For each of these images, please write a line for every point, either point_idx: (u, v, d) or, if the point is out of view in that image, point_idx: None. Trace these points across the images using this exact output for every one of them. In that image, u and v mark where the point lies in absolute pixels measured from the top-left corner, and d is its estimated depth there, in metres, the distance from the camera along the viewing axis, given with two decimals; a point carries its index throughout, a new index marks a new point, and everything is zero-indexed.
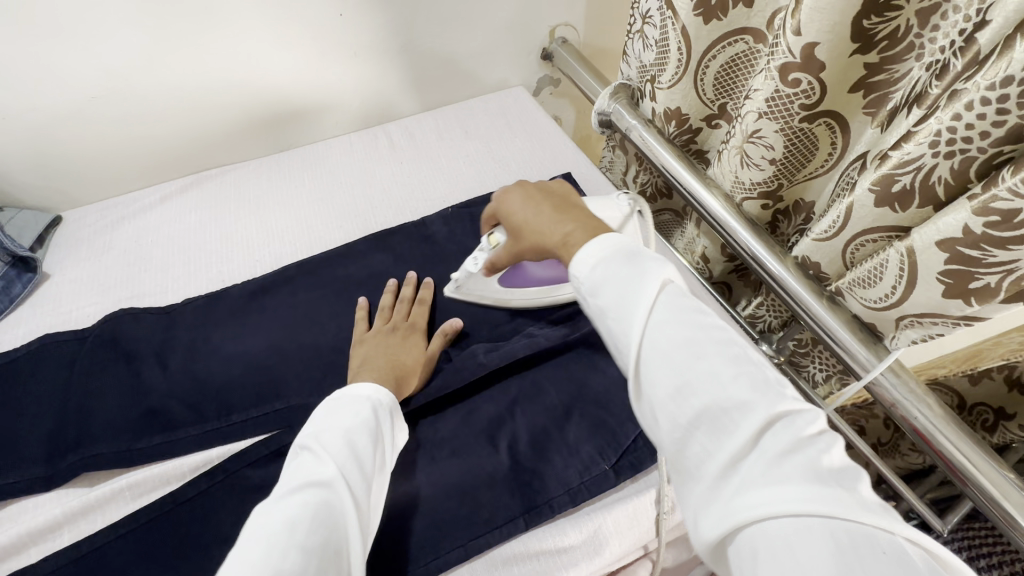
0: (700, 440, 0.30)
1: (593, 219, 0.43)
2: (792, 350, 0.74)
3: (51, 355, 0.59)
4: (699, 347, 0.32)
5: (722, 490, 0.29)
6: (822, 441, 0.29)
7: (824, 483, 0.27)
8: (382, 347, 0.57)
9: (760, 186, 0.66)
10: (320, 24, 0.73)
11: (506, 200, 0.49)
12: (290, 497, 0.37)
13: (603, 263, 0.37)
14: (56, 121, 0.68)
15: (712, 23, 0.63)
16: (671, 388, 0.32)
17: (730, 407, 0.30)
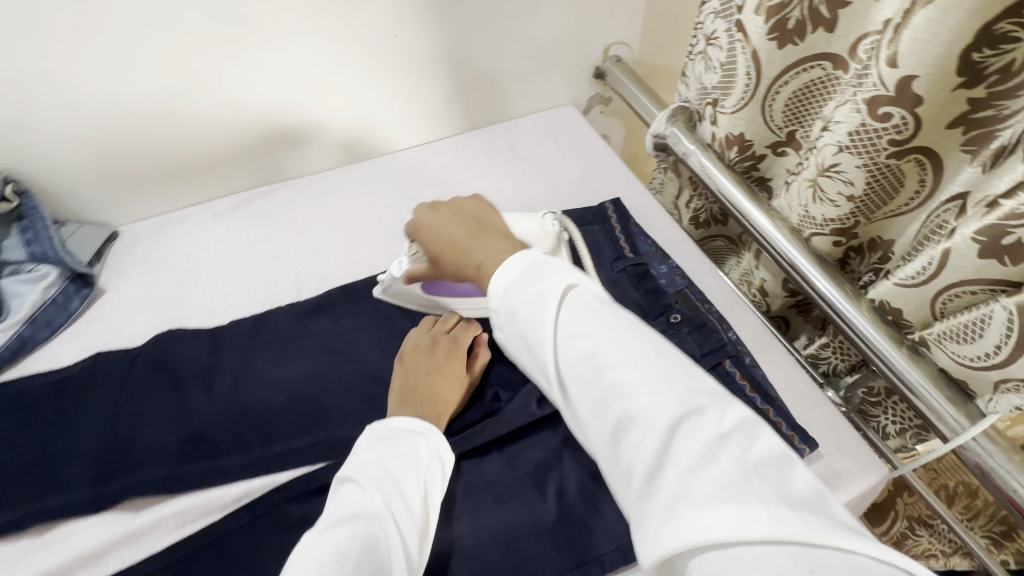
0: (622, 452, 0.33)
1: (503, 239, 0.48)
2: (862, 400, 0.69)
3: (103, 374, 0.59)
4: (602, 358, 0.35)
5: (650, 506, 0.31)
6: (737, 439, 0.31)
7: (744, 498, 0.28)
8: (425, 367, 0.56)
9: (833, 222, 0.61)
10: (375, 45, 0.73)
11: (423, 224, 0.53)
12: (336, 532, 0.39)
13: (512, 284, 0.41)
14: (117, 139, 0.69)
15: (787, 47, 0.59)
16: (590, 404, 0.36)
17: (640, 420, 0.33)
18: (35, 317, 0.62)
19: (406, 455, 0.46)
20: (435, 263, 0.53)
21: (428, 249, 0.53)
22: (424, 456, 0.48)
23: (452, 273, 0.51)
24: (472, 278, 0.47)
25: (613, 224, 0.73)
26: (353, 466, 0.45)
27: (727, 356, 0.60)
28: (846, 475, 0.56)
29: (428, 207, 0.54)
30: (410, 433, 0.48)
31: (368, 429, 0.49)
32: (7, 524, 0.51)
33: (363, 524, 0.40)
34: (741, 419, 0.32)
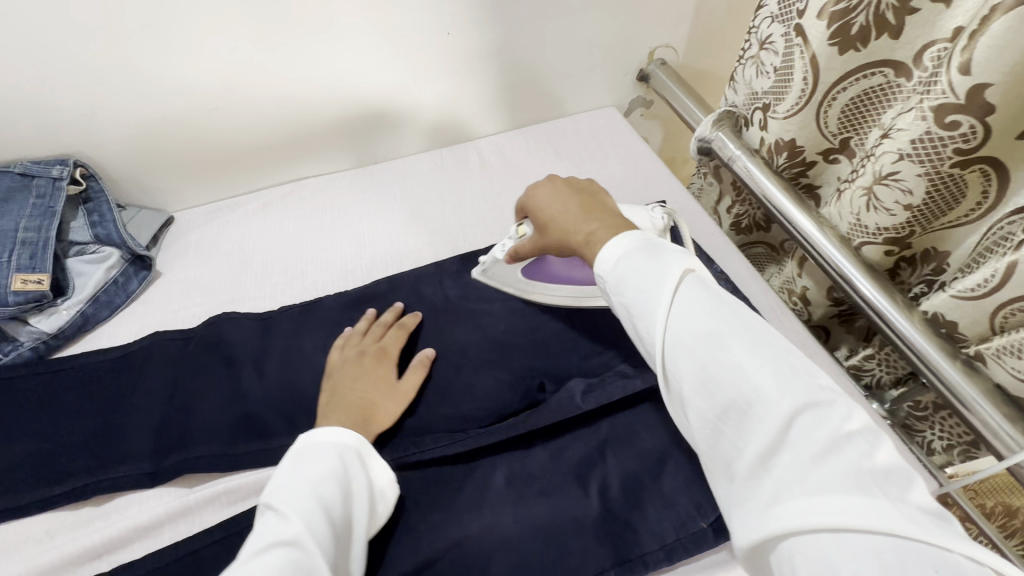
0: (729, 434, 0.33)
1: (617, 217, 0.47)
2: (907, 414, 0.68)
3: (160, 352, 0.61)
4: (718, 338, 0.34)
5: (758, 488, 0.30)
6: (862, 437, 0.30)
7: (867, 491, 0.27)
8: (355, 378, 0.56)
9: (886, 232, 0.60)
10: (428, 42, 0.74)
11: (540, 194, 0.52)
12: (256, 561, 0.35)
13: (624, 257, 0.41)
14: (178, 126, 0.70)
15: (848, 53, 0.58)
16: (697, 381, 0.34)
17: (761, 403, 0.31)
18: (97, 296, 0.65)
19: (334, 470, 0.44)
20: (543, 234, 0.53)
21: (539, 219, 0.52)
22: (350, 471, 0.46)
23: (559, 246, 0.51)
24: (577, 248, 0.47)
25: None
26: (271, 492, 0.42)
27: None
28: None
29: (548, 178, 0.54)
30: (331, 450, 0.46)
31: (290, 451, 0.47)
32: (70, 493, 0.53)
33: (286, 550, 0.36)
34: (866, 420, 0.31)
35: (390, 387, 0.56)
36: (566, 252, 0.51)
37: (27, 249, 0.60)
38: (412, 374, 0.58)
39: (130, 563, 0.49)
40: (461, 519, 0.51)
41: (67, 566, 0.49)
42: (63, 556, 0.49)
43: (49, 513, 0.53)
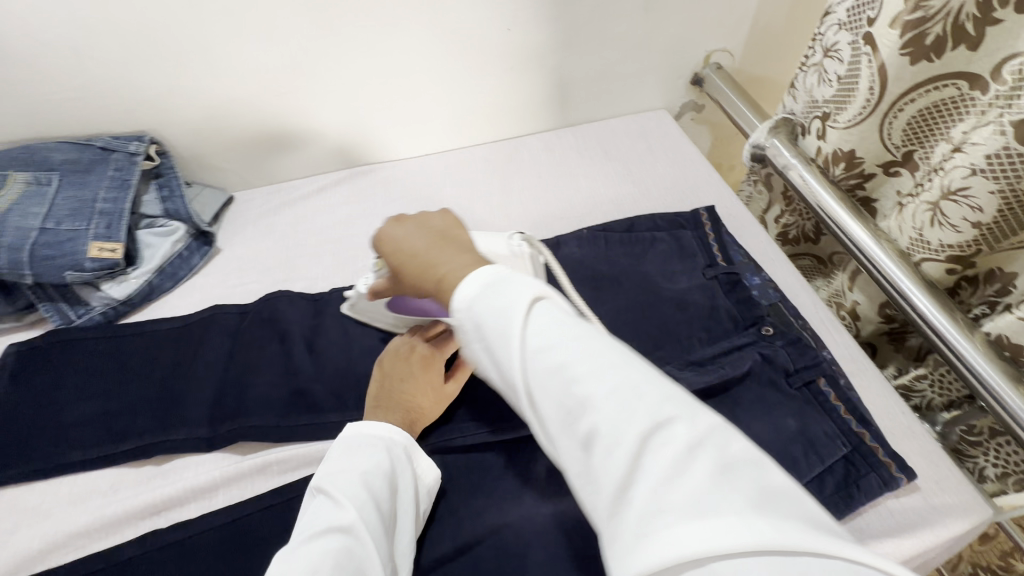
0: (590, 471, 0.29)
1: (470, 252, 0.40)
2: (960, 438, 0.66)
3: (219, 324, 0.64)
4: (569, 368, 0.30)
5: (619, 529, 0.27)
6: (712, 443, 0.27)
7: (720, 506, 0.25)
8: (403, 378, 0.54)
9: (950, 249, 0.58)
10: (489, 38, 0.75)
11: (384, 236, 0.45)
12: (310, 546, 0.39)
13: (475, 295, 0.34)
14: (246, 109, 0.73)
15: (920, 64, 0.56)
16: (558, 420, 0.30)
17: (614, 438, 0.28)
18: (163, 267, 0.68)
19: (384, 464, 0.46)
20: (399, 278, 0.45)
21: (390, 264, 0.44)
22: (399, 465, 0.48)
23: (417, 291, 0.43)
24: (435, 295, 0.40)
25: (707, 233, 0.73)
26: (324, 476, 0.45)
27: (822, 374, 0.59)
28: (945, 511, 0.54)
29: (393, 218, 0.47)
30: (383, 440, 0.49)
31: (342, 434, 0.49)
32: (133, 451, 0.56)
33: (337, 539, 0.39)
34: (716, 420, 0.28)
35: (437, 391, 0.55)
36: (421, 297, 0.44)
37: (105, 220, 0.64)
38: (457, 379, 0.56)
39: (186, 522, 0.52)
40: (503, 505, 0.52)
41: (130, 519, 0.52)
42: (125, 510, 0.52)
43: (113, 469, 0.56)
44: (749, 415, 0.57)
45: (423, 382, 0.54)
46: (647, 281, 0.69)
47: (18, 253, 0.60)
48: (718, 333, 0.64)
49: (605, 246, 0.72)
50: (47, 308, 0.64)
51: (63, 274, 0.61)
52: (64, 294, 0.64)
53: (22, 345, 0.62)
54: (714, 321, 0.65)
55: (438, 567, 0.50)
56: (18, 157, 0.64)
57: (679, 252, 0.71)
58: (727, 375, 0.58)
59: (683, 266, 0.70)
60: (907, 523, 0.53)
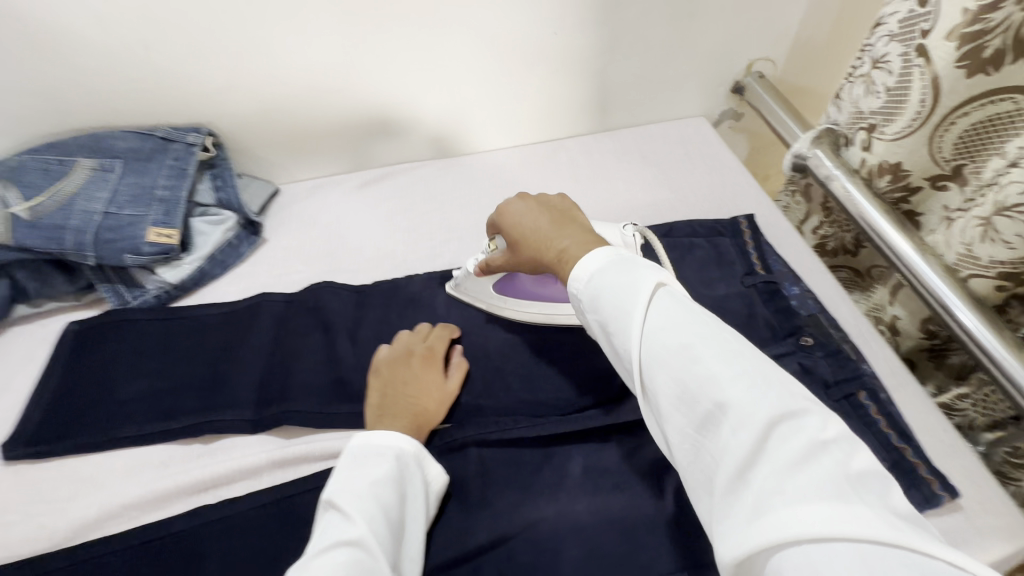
0: (708, 447, 0.31)
1: (588, 233, 0.47)
2: (1003, 460, 0.65)
3: (265, 312, 0.66)
4: (692, 349, 0.33)
5: (735, 503, 0.29)
6: (836, 447, 0.29)
7: (844, 498, 0.27)
8: (404, 378, 0.57)
9: (1002, 265, 0.57)
10: (535, 41, 0.76)
11: (511, 211, 0.53)
12: (324, 557, 0.39)
13: (602, 274, 0.40)
14: (296, 105, 0.75)
15: (976, 77, 0.55)
16: (675, 396, 0.33)
17: (738, 417, 0.30)
18: (214, 255, 0.70)
19: (392, 474, 0.47)
20: (518, 250, 0.53)
21: (513, 237, 0.53)
22: (406, 474, 0.49)
23: (531, 261, 0.51)
24: (549, 264, 0.47)
25: (745, 242, 0.72)
26: (333, 490, 0.45)
27: (862, 388, 0.58)
28: (987, 533, 0.53)
29: (519, 196, 0.55)
30: (393, 450, 0.49)
31: (352, 446, 0.49)
32: (182, 429, 0.58)
33: (351, 550, 0.40)
34: (838, 427, 0.31)
35: (439, 387, 0.58)
36: (537, 268, 0.51)
37: (162, 207, 0.67)
38: (455, 377, 0.59)
39: (231, 500, 0.53)
40: (538, 502, 0.52)
41: (180, 493, 0.54)
42: (177, 484, 0.54)
43: (162, 445, 0.58)
44: None
45: (423, 378, 0.57)
46: (685, 286, 0.69)
47: (83, 236, 0.63)
48: (755, 341, 0.63)
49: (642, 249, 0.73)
50: (105, 288, 0.67)
51: (123, 257, 0.64)
52: (122, 276, 0.67)
53: (81, 322, 0.65)
54: (752, 329, 0.64)
55: (472, 557, 0.50)
56: (86, 143, 0.67)
57: (717, 259, 0.72)
58: None
59: (721, 273, 0.70)
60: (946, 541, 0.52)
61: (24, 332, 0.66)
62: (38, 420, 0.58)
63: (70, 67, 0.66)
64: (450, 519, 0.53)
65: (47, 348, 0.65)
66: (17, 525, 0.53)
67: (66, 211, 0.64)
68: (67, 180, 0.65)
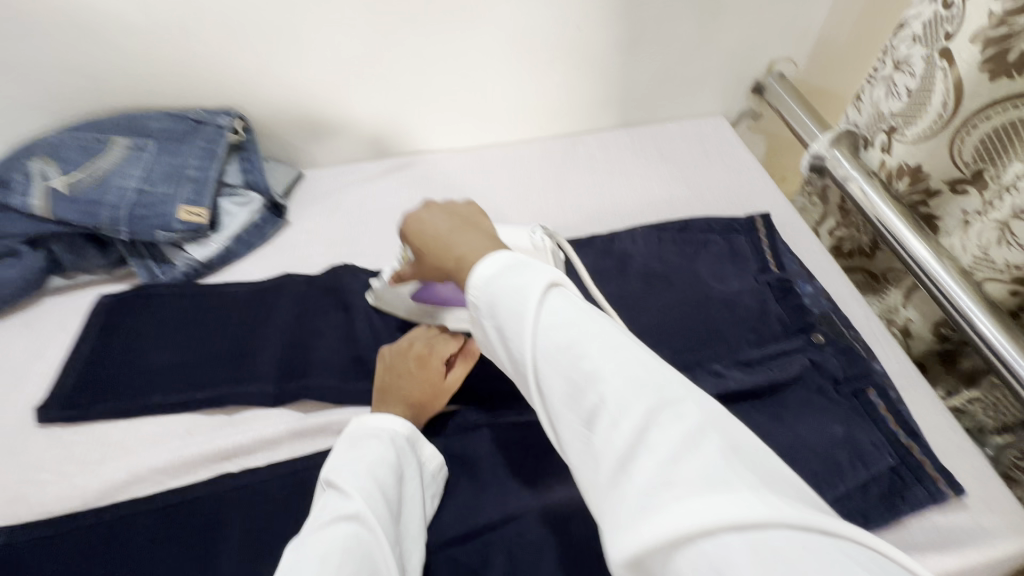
0: (595, 444, 0.30)
1: (490, 237, 0.44)
2: (1010, 464, 0.65)
3: (288, 291, 0.68)
4: (578, 347, 0.32)
5: (618, 499, 0.28)
6: (718, 427, 0.28)
7: (731, 483, 0.26)
8: (401, 373, 0.55)
9: (1017, 269, 0.58)
10: (558, 36, 0.77)
11: (412, 221, 0.48)
12: (321, 533, 0.41)
13: (496, 276, 0.37)
14: (323, 92, 0.77)
15: (998, 81, 0.55)
16: (564, 395, 0.32)
17: (619, 410, 0.29)
18: (239, 234, 0.73)
19: (388, 454, 0.48)
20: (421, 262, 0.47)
21: (413, 246, 0.48)
22: (403, 455, 0.50)
23: (436, 273, 0.46)
24: (453, 273, 0.43)
25: (760, 239, 0.73)
26: (331, 470, 0.47)
27: (872, 385, 0.59)
28: (991, 532, 0.53)
29: (422, 206, 0.50)
30: (388, 432, 0.50)
31: (350, 429, 0.51)
32: (206, 399, 0.60)
33: (351, 524, 0.41)
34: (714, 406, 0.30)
35: (437, 386, 0.55)
36: (442, 278, 0.47)
37: (193, 186, 0.69)
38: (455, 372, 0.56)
39: (253, 468, 0.55)
40: (549, 482, 0.54)
41: (204, 461, 0.57)
42: (202, 452, 0.57)
43: (187, 415, 0.60)
44: (795, 418, 0.57)
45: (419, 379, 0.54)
46: (699, 280, 0.70)
47: (118, 211, 0.66)
48: (767, 336, 0.65)
49: (657, 243, 0.74)
50: (136, 263, 0.69)
51: (154, 233, 0.67)
52: (153, 252, 0.70)
53: (112, 296, 0.67)
54: (765, 324, 0.65)
55: (482, 533, 0.52)
56: (123, 123, 0.70)
57: (731, 255, 0.72)
58: (776, 377, 0.59)
59: (735, 269, 0.71)
60: (949, 538, 0.53)
61: (57, 302, 0.69)
62: (70, 386, 0.60)
63: (110, 48, 0.68)
64: (462, 496, 0.54)
65: (79, 318, 0.67)
66: (50, 484, 0.55)
67: (102, 187, 0.66)
68: (104, 158, 0.68)
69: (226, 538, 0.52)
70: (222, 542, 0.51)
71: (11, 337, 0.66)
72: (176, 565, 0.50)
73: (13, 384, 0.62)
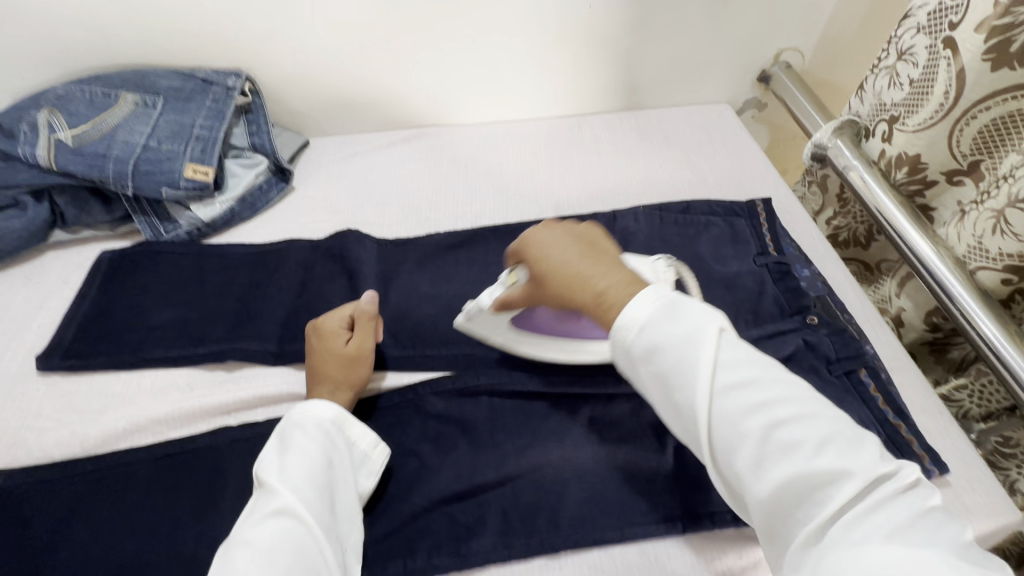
0: (793, 508, 0.35)
1: (620, 267, 0.45)
2: (993, 448, 0.68)
3: (292, 255, 0.68)
4: (769, 414, 0.37)
5: (809, 555, 0.33)
6: (912, 497, 0.33)
7: (915, 544, 0.31)
8: (309, 353, 0.58)
9: (1010, 258, 0.59)
10: (569, 12, 0.77)
11: (534, 245, 0.47)
12: (253, 533, 0.41)
13: (652, 322, 0.41)
14: (331, 57, 0.76)
15: (1000, 71, 0.56)
16: (752, 456, 0.37)
17: (817, 479, 0.34)
18: (245, 197, 0.73)
19: (315, 445, 0.48)
20: (538, 283, 0.47)
21: (534, 272, 0.47)
22: (332, 442, 0.50)
23: (559, 300, 0.46)
24: (589, 307, 0.43)
25: (760, 223, 0.74)
26: (262, 466, 0.46)
27: (863, 365, 0.60)
28: (973, 510, 0.55)
29: (540, 224, 0.49)
30: (313, 423, 0.50)
31: (280, 424, 0.51)
32: (207, 355, 0.60)
33: (281, 520, 0.42)
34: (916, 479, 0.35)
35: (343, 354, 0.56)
36: (562, 307, 0.46)
37: (200, 145, 0.69)
38: (359, 338, 0.57)
39: (251, 423, 0.56)
40: (545, 447, 0.54)
41: (204, 414, 0.57)
42: (203, 406, 0.57)
43: (188, 371, 0.60)
44: None
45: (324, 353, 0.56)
46: (698, 261, 0.70)
47: (124, 166, 0.66)
48: (763, 316, 0.66)
49: (660, 223, 0.74)
50: (140, 220, 0.70)
51: (160, 190, 0.67)
52: (157, 210, 0.70)
53: (115, 252, 0.67)
54: (762, 305, 0.66)
55: (478, 493, 0.52)
56: (131, 79, 0.70)
57: (732, 238, 0.73)
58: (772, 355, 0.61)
59: (735, 252, 0.72)
60: None
61: (60, 257, 0.69)
62: (71, 337, 0.61)
63: (120, 1, 0.67)
64: (459, 458, 0.55)
65: (82, 273, 0.67)
66: (50, 431, 0.56)
67: (108, 141, 0.67)
68: (110, 113, 0.68)
69: (225, 489, 0.52)
70: (220, 493, 0.52)
71: (13, 289, 0.66)
72: (175, 513, 0.51)
73: (15, 333, 0.62)
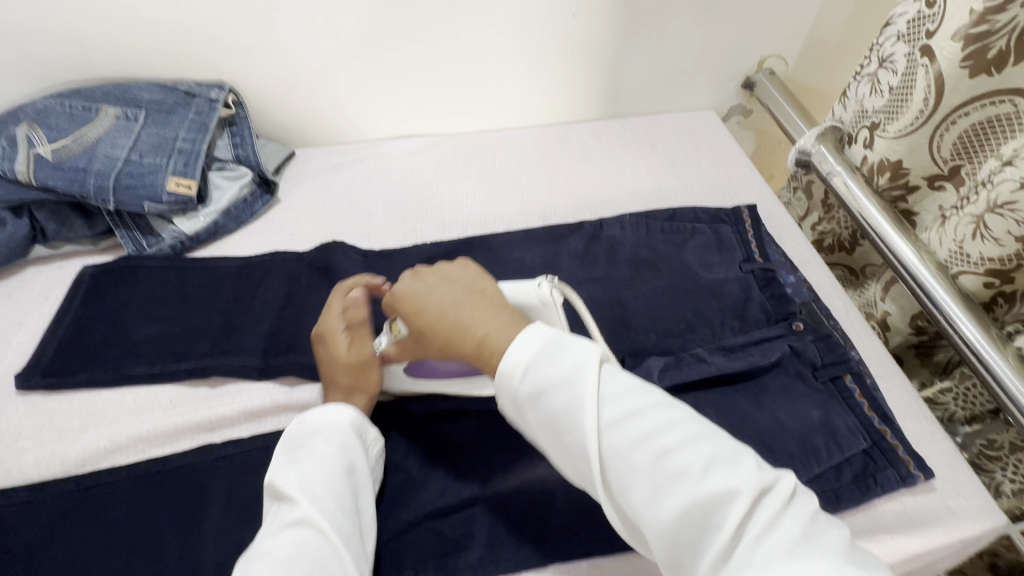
0: (691, 537, 0.35)
1: (500, 309, 0.45)
2: (979, 451, 0.69)
3: (277, 267, 0.68)
4: (655, 440, 0.37)
5: None
6: (792, 509, 0.34)
7: (806, 552, 0.32)
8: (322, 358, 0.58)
9: (991, 262, 0.59)
10: (554, 21, 0.77)
11: (407, 296, 0.48)
12: (272, 542, 0.41)
13: (535, 364, 0.40)
14: (316, 68, 0.76)
15: (978, 78, 0.57)
16: (647, 490, 0.36)
17: (709, 503, 0.34)
18: (229, 210, 0.72)
19: (330, 450, 0.47)
20: (421, 335, 0.47)
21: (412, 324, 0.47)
22: (348, 445, 0.49)
23: (443, 350, 0.46)
24: (471, 356, 0.44)
25: (746, 229, 0.74)
26: (277, 476, 0.46)
27: (849, 371, 0.60)
28: (959, 514, 0.55)
29: (413, 272, 0.50)
30: (328, 426, 0.49)
31: (292, 428, 0.50)
32: (190, 371, 0.60)
33: (300, 530, 0.42)
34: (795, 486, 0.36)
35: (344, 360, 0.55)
36: (447, 355, 0.46)
37: (183, 158, 0.68)
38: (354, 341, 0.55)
39: (235, 440, 0.55)
40: (532, 459, 0.54)
41: (187, 432, 0.56)
42: (185, 423, 0.56)
43: (170, 387, 0.60)
44: (772, 398, 0.59)
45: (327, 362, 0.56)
46: (685, 268, 0.71)
47: (105, 180, 0.65)
48: (749, 323, 0.66)
49: (646, 231, 0.75)
50: (123, 235, 0.69)
51: (142, 205, 0.67)
52: (140, 224, 0.70)
53: (97, 267, 0.66)
54: (748, 312, 0.67)
55: (464, 507, 0.52)
56: (111, 93, 0.70)
57: (718, 244, 0.73)
58: (755, 364, 0.60)
59: (721, 258, 0.72)
60: (918, 519, 0.54)
61: (40, 272, 0.68)
62: (51, 355, 0.60)
63: (100, 14, 0.67)
64: (445, 472, 0.54)
65: (63, 289, 0.67)
66: (28, 452, 0.55)
67: (89, 155, 0.66)
68: (92, 127, 0.67)
69: (207, 509, 0.51)
70: (203, 512, 0.51)
71: None
72: (157, 534, 0.50)
73: None
